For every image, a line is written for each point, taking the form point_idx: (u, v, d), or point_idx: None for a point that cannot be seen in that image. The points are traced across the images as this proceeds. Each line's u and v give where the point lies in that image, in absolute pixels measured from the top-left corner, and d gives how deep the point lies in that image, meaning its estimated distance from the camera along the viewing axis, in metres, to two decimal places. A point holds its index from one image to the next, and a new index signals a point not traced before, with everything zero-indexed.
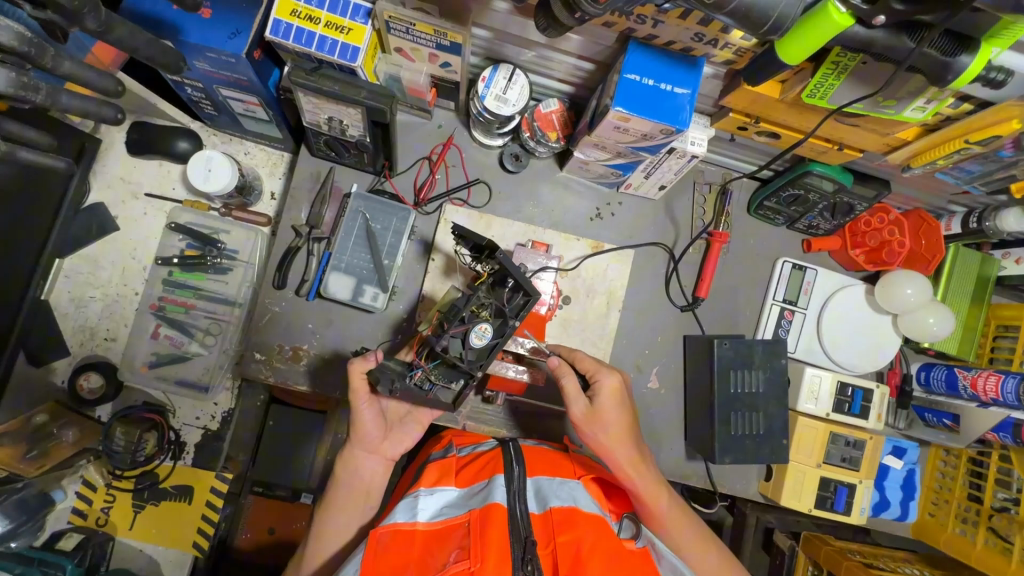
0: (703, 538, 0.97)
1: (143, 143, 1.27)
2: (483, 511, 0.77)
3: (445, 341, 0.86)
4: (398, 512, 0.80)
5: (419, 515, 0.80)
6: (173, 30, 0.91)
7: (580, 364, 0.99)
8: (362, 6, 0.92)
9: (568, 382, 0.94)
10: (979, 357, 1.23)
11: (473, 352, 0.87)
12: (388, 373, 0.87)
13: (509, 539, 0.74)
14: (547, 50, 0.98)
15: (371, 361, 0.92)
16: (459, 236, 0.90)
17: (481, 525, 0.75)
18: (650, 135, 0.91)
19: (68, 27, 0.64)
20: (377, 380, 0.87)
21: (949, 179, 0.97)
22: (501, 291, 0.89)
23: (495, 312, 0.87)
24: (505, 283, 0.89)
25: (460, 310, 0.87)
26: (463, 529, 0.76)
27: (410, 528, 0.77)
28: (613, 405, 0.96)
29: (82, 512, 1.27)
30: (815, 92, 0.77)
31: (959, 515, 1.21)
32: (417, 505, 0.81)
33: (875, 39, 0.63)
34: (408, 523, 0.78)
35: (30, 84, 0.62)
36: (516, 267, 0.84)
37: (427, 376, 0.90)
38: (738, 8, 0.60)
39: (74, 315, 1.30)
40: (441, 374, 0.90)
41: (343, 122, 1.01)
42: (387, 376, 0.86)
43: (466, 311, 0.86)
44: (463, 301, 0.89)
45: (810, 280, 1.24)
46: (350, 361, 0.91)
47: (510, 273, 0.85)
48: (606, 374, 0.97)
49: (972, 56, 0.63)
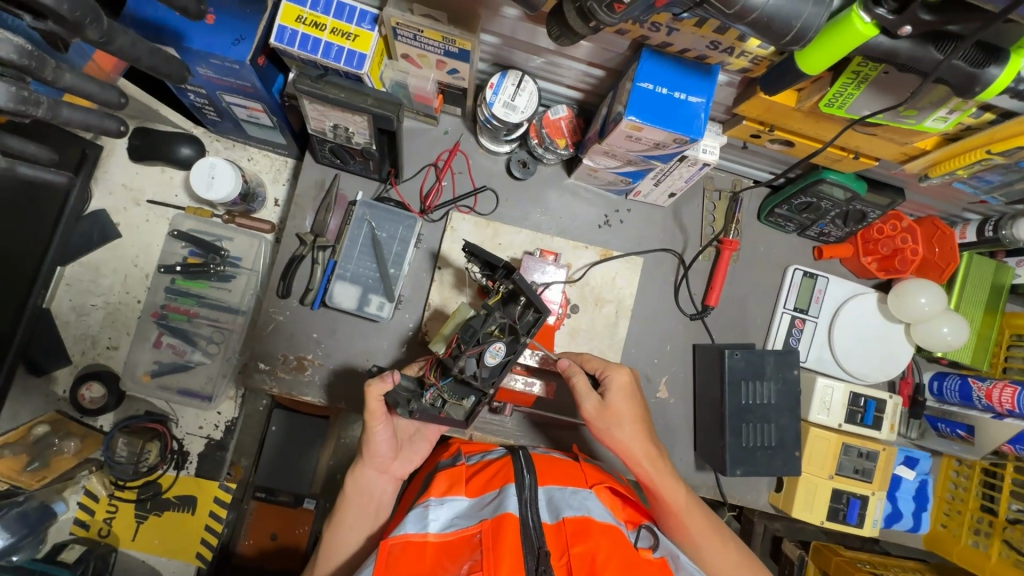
0: (725, 538, 0.94)
1: (145, 149, 1.25)
2: (496, 521, 0.75)
3: (465, 361, 0.84)
4: (409, 522, 0.78)
5: (430, 525, 0.78)
6: (175, 36, 0.89)
7: (586, 363, 1.01)
8: (368, 12, 0.90)
9: (578, 380, 0.96)
10: (993, 366, 1.22)
11: (487, 369, 0.86)
12: (402, 394, 0.88)
13: (522, 550, 0.73)
14: (556, 56, 0.96)
15: (390, 383, 0.88)
16: (469, 253, 0.91)
17: (494, 536, 0.73)
18: (662, 143, 0.89)
19: (70, 37, 0.62)
20: (395, 405, 0.87)
21: (967, 188, 0.95)
22: (514, 307, 0.89)
23: (508, 329, 0.87)
24: (518, 300, 0.89)
25: (475, 329, 0.85)
26: (475, 541, 0.75)
27: (421, 540, 0.76)
28: (625, 401, 0.96)
29: (84, 523, 1.26)
30: (833, 101, 0.75)
31: (972, 526, 1.19)
32: (428, 515, 0.80)
33: (899, 50, 0.62)
34: (419, 534, 0.76)
35: (31, 98, 0.61)
36: (528, 285, 0.85)
37: (440, 394, 0.88)
38: (760, 18, 0.59)
39: (76, 324, 1.28)
40: (454, 391, 0.88)
41: (349, 130, 0.99)
42: (404, 401, 0.86)
43: (482, 331, 0.85)
44: (480, 322, 0.86)
45: (821, 288, 1.23)
46: (367, 383, 0.88)
47: (523, 291, 0.86)
48: (615, 370, 0.98)
49: (1001, 68, 0.61)
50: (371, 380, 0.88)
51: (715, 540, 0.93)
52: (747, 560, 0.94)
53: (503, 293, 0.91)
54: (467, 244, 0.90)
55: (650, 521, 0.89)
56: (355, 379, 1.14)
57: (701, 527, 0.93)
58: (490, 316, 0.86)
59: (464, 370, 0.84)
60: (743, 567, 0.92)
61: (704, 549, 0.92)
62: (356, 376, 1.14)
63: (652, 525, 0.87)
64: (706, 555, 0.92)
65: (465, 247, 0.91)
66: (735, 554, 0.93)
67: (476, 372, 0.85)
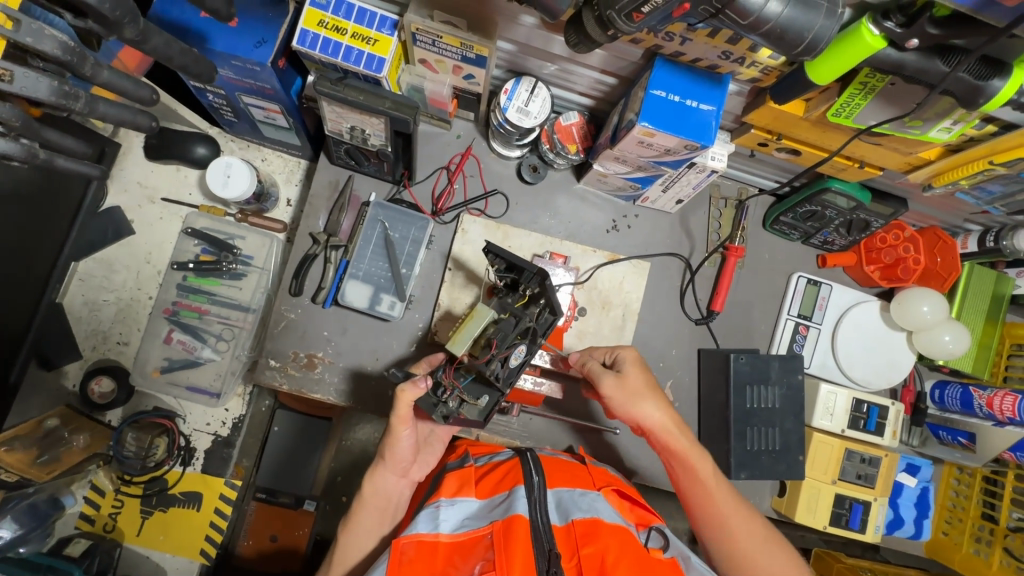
0: (749, 515, 0.92)
1: (162, 148, 1.28)
2: (506, 523, 0.76)
3: (493, 365, 0.87)
4: (420, 523, 0.79)
5: (441, 526, 0.80)
6: (199, 38, 0.92)
7: (594, 352, 1.03)
8: (389, 17, 0.93)
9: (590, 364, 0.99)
10: (994, 375, 1.24)
11: (508, 370, 0.88)
12: (431, 400, 0.88)
13: (533, 552, 0.74)
14: (569, 63, 0.98)
15: (422, 388, 0.88)
16: (493, 254, 0.89)
17: (505, 537, 0.75)
18: (673, 150, 0.91)
19: (106, 36, 0.64)
20: (427, 410, 0.88)
21: (968, 199, 0.98)
22: (534, 309, 0.91)
23: (528, 332, 0.89)
24: (538, 301, 0.92)
25: (506, 333, 0.89)
26: (486, 541, 0.76)
27: (432, 540, 0.77)
28: (639, 374, 0.96)
29: (89, 518, 1.26)
30: (841, 111, 0.78)
31: (973, 534, 1.21)
32: (439, 515, 0.81)
33: (906, 62, 0.64)
34: (430, 534, 0.77)
35: (69, 93, 0.63)
36: (553, 288, 0.87)
37: (458, 394, 0.89)
38: (774, 29, 0.62)
39: (87, 319, 1.29)
40: (472, 391, 0.90)
41: (366, 131, 1.01)
42: (438, 408, 0.87)
43: (511, 335, 0.88)
44: (511, 326, 0.90)
45: (825, 296, 1.25)
46: (397, 388, 0.88)
47: (546, 294, 0.88)
48: (623, 349, 1.00)
49: (1004, 80, 0.63)
50: (402, 385, 0.88)
51: (740, 515, 0.91)
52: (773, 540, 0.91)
53: (528, 296, 0.94)
54: (488, 245, 0.87)
55: (661, 521, 0.89)
56: (365, 377, 1.15)
57: (726, 504, 0.92)
58: (522, 322, 0.89)
59: (492, 373, 0.87)
60: (766, 547, 0.90)
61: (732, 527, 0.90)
62: (366, 374, 1.15)
63: (662, 524, 0.88)
64: (733, 531, 0.90)
65: (485, 248, 0.89)
66: (760, 533, 0.91)
67: (499, 372, 0.88)
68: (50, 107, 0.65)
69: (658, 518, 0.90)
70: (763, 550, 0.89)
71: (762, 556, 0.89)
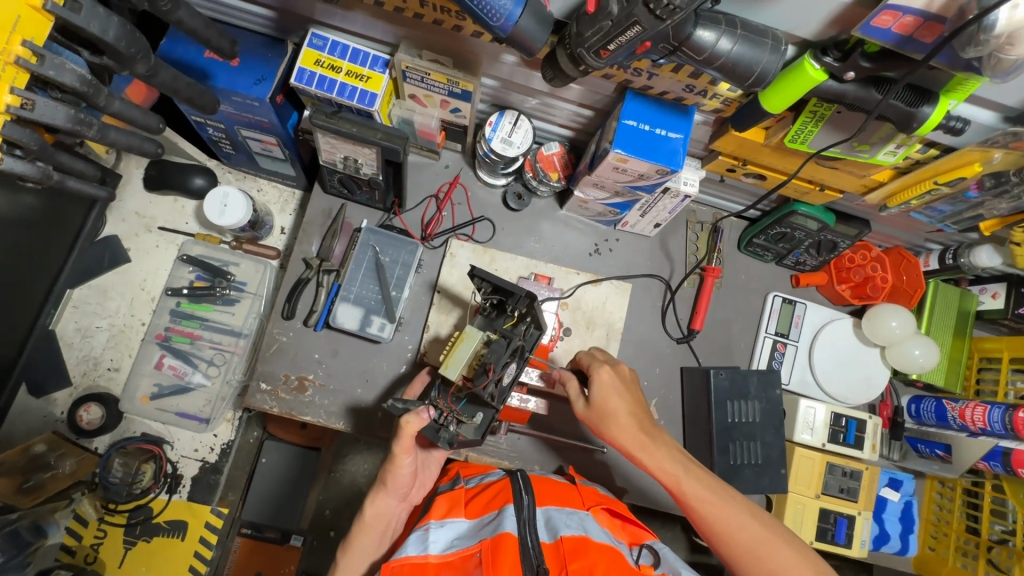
0: (742, 504, 0.85)
1: (161, 179, 1.33)
2: (494, 541, 0.76)
3: (489, 386, 0.90)
4: (409, 545, 0.79)
5: (430, 547, 0.79)
6: (203, 75, 0.98)
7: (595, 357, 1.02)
8: (380, 56, 1.00)
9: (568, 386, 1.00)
10: (966, 389, 1.29)
11: (502, 389, 0.91)
12: (433, 426, 0.93)
13: (521, 564, 0.74)
14: (549, 97, 1.06)
15: (425, 419, 0.89)
16: (479, 278, 0.92)
17: (493, 553, 0.74)
18: (646, 175, 0.98)
19: (119, 71, 0.74)
20: (432, 436, 0.92)
21: (923, 218, 1.05)
22: (523, 326, 0.94)
23: (518, 351, 0.92)
24: (525, 320, 0.95)
25: (499, 356, 0.91)
26: (475, 560, 0.75)
27: (421, 561, 0.76)
28: (611, 395, 0.94)
29: (70, 549, 1.25)
30: (796, 137, 0.85)
31: (958, 549, 1.22)
32: (429, 537, 0.80)
33: (846, 92, 0.72)
34: (420, 556, 0.77)
35: (84, 120, 0.73)
36: (538, 305, 0.90)
37: (457, 417, 0.93)
38: (726, 63, 0.69)
39: (79, 346, 1.31)
40: (469, 411, 0.95)
41: (358, 161, 1.07)
42: (441, 435, 0.92)
43: (503, 356, 0.90)
44: (503, 347, 0.92)
45: (800, 314, 1.30)
46: (403, 420, 0.88)
47: (532, 313, 0.91)
48: (597, 367, 0.97)
49: (934, 106, 0.71)
50: (407, 418, 0.88)
51: (720, 503, 0.85)
52: (777, 532, 0.82)
53: (517, 315, 0.96)
54: (474, 270, 0.90)
55: (653, 540, 0.89)
56: (357, 399, 1.17)
57: (709, 503, 0.85)
58: (514, 342, 0.91)
59: (490, 396, 0.90)
60: (758, 531, 0.82)
61: (722, 524, 0.83)
62: (355, 397, 1.17)
63: (654, 542, 0.88)
64: (722, 524, 0.83)
65: (472, 272, 0.92)
66: (755, 524, 0.82)
67: (494, 392, 0.90)
68: (67, 133, 0.74)
69: (652, 536, 0.91)
70: (761, 542, 0.81)
71: (765, 550, 0.80)
